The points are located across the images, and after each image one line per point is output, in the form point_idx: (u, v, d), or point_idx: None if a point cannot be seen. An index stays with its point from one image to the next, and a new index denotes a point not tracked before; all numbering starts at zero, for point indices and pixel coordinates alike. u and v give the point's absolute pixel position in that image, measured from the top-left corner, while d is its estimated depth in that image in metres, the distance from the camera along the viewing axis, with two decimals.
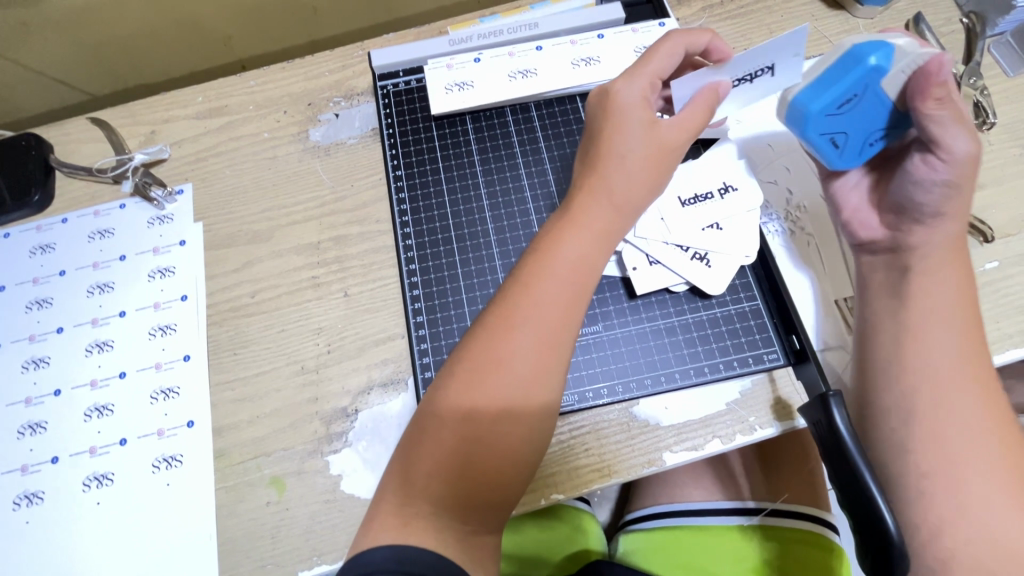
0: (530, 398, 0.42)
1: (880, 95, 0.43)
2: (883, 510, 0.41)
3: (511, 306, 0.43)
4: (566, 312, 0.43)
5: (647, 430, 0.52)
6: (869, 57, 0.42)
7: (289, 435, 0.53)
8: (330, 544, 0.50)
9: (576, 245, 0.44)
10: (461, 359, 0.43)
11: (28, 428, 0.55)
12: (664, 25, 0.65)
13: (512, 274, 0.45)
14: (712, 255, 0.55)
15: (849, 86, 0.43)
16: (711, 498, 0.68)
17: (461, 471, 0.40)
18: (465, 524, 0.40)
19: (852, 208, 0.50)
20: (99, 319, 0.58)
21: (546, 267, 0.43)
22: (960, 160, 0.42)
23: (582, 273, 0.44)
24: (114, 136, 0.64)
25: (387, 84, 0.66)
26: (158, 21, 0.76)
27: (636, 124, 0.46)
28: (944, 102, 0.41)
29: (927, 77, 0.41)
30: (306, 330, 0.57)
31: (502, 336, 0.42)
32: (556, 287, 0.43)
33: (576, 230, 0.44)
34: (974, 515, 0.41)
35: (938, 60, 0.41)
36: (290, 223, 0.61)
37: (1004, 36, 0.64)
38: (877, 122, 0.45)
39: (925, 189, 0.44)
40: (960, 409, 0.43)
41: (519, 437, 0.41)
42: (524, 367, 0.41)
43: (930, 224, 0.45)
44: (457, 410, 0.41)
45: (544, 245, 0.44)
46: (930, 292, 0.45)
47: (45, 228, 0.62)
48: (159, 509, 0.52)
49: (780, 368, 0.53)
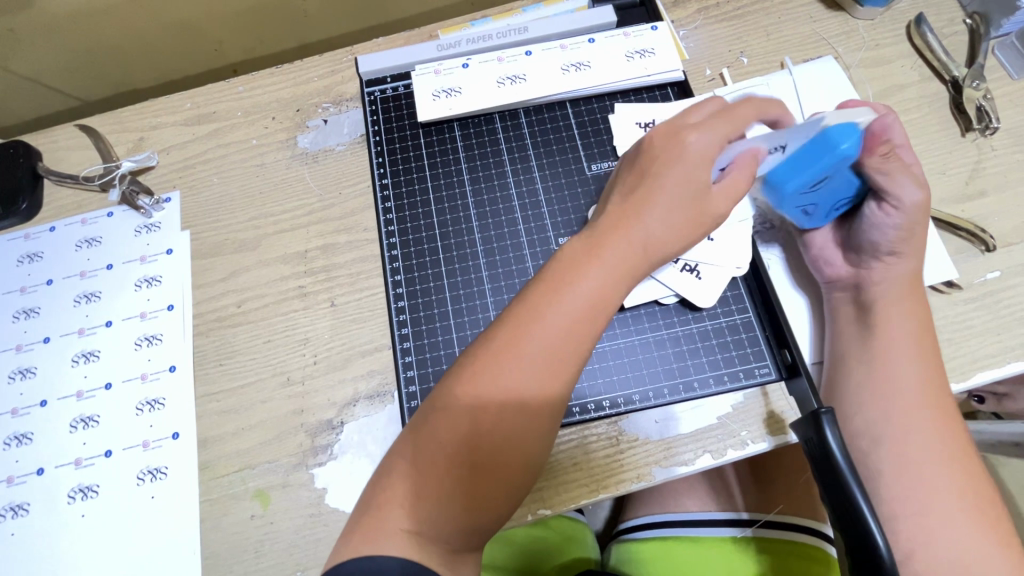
0: (532, 430, 0.41)
1: (846, 174, 0.47)
2: (873, 528, 0.39)
3: (522, 333, 0.41)
4: (577, 346, 0.41)
5: (637, 444, 0.51)
6: (844, 142, 0.45)
7: (274, 448, 0.53)
8: (314, 558, 0.50)
9: (600, 278, 0.42)
10: (462, 372, 0.41)
11: (15, 438, 0.55)
12: (657, 28, 0.63)
13: (529, 291, 0.43)
14: (702, 267, 0.54)
15: (826, 167, 0.46)
16: (706, 509, 0.66)
17: (451, 488, 0.39)
18: (449, 543, 0.39)
19: (820, 246, 0.53)
20: (86, 328, 0.58)
21: (566, 295, 0.42)
22: (910, 208, 0.47)
23: (601, 309, 0.42)
24: (101, 142, 0.64)
25: (374, 90, 0.65)
26: (147, 27, 0.75)
27: (684, 166, 0.44)
28: (887, 156, 0.47)
29: (873, 135, 0.47)
30: (291, 340, 0.56)
31: (512, 361, 0.40)
32: (572, 319, 0.41)
33: (602, 263, 0.43)
34: (937, 534, 0.43)
35: (880, 121, 0.48)
36: (277, 232, 0.60)
37: (1009, 37, 0.62)
38: (846, 191, 0.49)
39: (880, 231, 0.49)
40: (919, 432, 0.46)
41: (515, 463, 0.41)
42: (531, 399, 0.40)
43: (887, 261, 0.49)
44: (456, 434, 0.40)
45: (565, 271, 0.43)
46: (894, 316, 0.49)
47: (33, 237, 0.62)
48: (144, 521, 0.52)
49: (773, 383, 0.52)
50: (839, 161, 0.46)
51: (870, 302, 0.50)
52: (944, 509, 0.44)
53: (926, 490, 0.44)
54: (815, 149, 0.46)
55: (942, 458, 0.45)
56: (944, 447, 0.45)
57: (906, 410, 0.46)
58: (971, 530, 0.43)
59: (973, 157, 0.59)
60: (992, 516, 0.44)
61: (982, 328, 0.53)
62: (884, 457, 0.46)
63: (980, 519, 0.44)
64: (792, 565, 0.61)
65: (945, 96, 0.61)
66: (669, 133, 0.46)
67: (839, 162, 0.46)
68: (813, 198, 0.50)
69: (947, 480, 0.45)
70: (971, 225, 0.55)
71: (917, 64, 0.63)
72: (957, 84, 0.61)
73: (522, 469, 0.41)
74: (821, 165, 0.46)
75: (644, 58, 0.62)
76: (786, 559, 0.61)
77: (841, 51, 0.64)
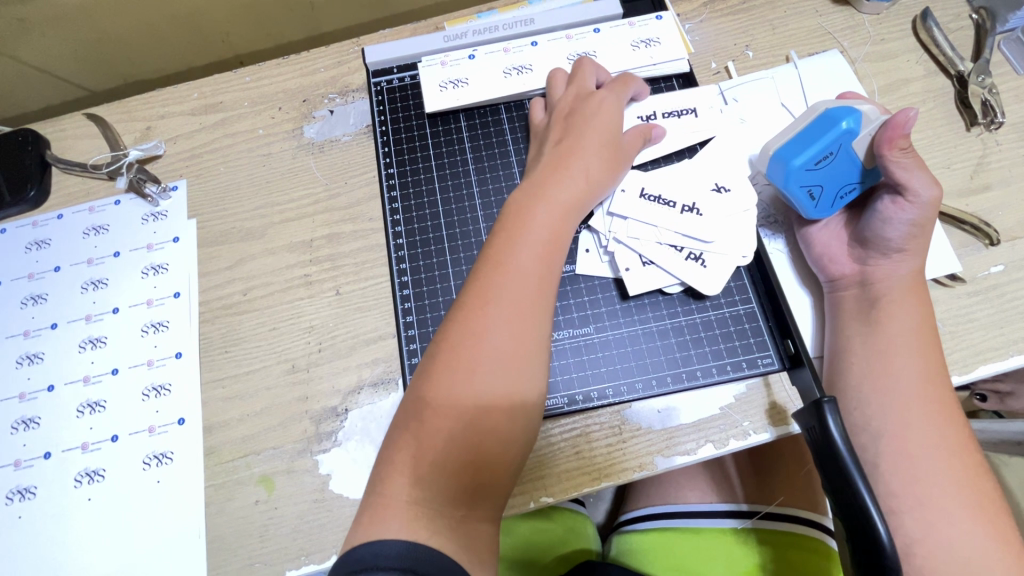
0: (517, 367, 0.42)
1: (851, 155, 0.49)
2: (864, 494, 0.40)
3: (486, 286, 0.44)
4: (541, 286, 0.45)
5: (639, 433, 0.51)
6: (844, 120, 0.49)
7: (279, 434, 0.53)
8: (318, 544, 0.50)
9: (545, 218, 0.48)
10: (441, 346, 0.43)
11: (22, 423, 0.56)
12: (662, 18, 0.64)
13: (483, 256, 0.47)
14: (706, 255, 0.54)
15: (830, 141, 0.49)
16: (706, 500, 0.67)
17: (458, 446, 0.40)
18: (458, 510, 0.39)
19: (824, 244, 0.53)
20: (93, 315, 0.59)
21: (514, 245, 0.46)
22: (926, 203, 0.47)
23: (553, 245, 0.47)
24: (111, 132, 0.65)
25: (381, 81, 0.65)
26: (152, 16, 0.75)
27: (588, 115, 0.54)
28: (907, 151, 0.47)
29: (894, 129, 0.46)
30: (296, 328, 0.57)
31: (479, 314, 0.43)
32: (530, 261, 0.45)
33: (542, 204, 0.48)
34: (939, 530, 0.43)
35: (904, 115, 0.46)
36: (283, 221, 0.60)
37: (1015, 33, 0.62)
38: (851, 176, 0.51)
39: (892, 226, 0.49)
40: (921, 425, 0.46)
41: (509, 401, 0.42)
42: (506, 340, 0.43)
43: (896, 256, 0.50)
44: (448, 397, 0.41)
45: (515, 223, 0.47)
46: (899, 312, 0.49)
47: (41, 224, 0.62)
48: (149, 504, 0.52)
49: (775, 373, 0.53)
50: (843, 138, 0.49)
51: (873, 299, 0.50)
52: (943, 501, 0.44)
53: (927, 482, 0.45)
54: (822, 125, 0.50)
55: (943, 450, 0.45)
56: (947, 440, 0.46)
57: (907, 405, 0.47)
58: (972, 520, 0.44)
59: (978, 151, 0.59)
60: (992, 508, 0.44)
61: (986, 321, 0.53)
62: (885, 452, 0.46)
63: (981, 515, 0.44)
64: (790, 556, 0.61)
65: (949, 91, 0.61)
66: (576, 102, 0.55)
67: (842, 138, 0.49)
68: (818, 177, 0.51)
69: (948, 471, 0.45)
70: (975, 218, 0.55)
71: (922, 59, 0.63)
72: (963, 79, 0.61)
73: (519, 420, 0.42)
74: (823, 140, 0.49)
75: (649, 47, 0.62)
76: (784, 551, 0.61)
77: (846, 46, 0.64)
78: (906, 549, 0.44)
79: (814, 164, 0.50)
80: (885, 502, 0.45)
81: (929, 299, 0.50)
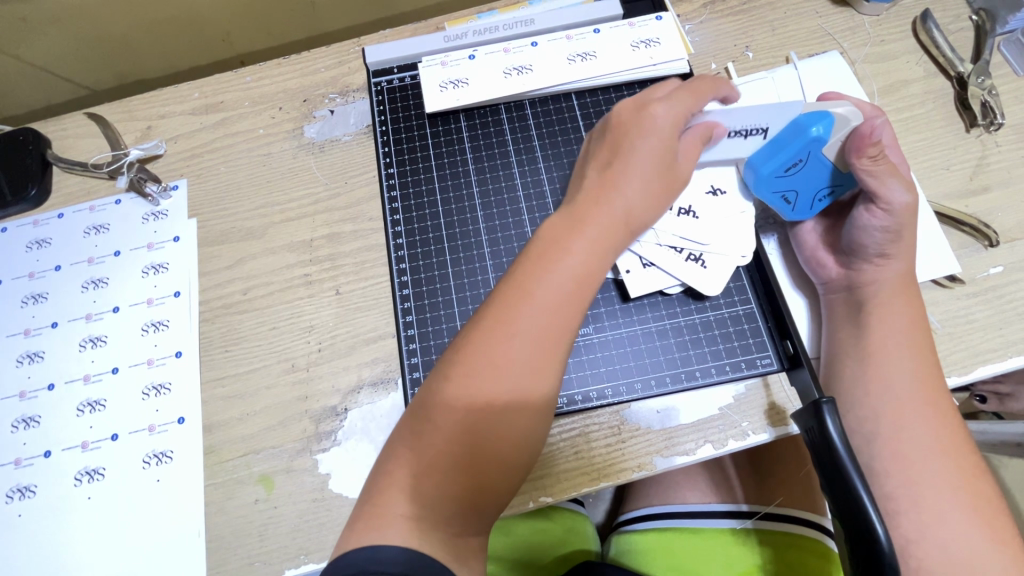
0: (529, 407, 0.42)
1: (821, 160, 0.49)
2: (866, 504, 0.39)
3: (510, 312, 0.42)
4: (564, 326, 0.43)
5: (638, 433, 0.51)
6: (814, 126, 0.48)
7: (279, 433, 0.53)
8: (317, 543, 0.50)
9: (581, 252, 0.44)
10: (457, 360, 0.42)
11: (23, 422, 0.56)
12: (662, 18, 0.63)
13: (512, 274, 0.44)
14: (706, 255, 0.54)
15: (798, 150, 0.49)
16: (706, 500, 0.68)
17: (454, 460, 0.40)
18: (452, 524, 0.39)
19: (811, 248, 0.54)
20: (93, 314, 0.59)
21: (546, 271, 0.43)
22: (899, 212, 0.47)
23: (586, 283, 0.44)
24: (109, 130, 0.65)
25: (381, 81, 0.65)
26: (153, 16, 0.76)
27: (655, 136, 0.47)
28: (877, 159, 0.47)
29: (860, 139, 0.46)
30: (296, 327, 0.57)
31: (501, 340, 0.42)
32: (557, 295, 0.43)
33: (581, 235, 0.45)
34: (937, 532, 0.43)
35: (869, 124, 0.46)
36: (284, 220, 0.61)
37: (1015, 34, 0.62)
38: (823, 180, 0.51)
39: (868, 234, 0.49)
40: (919, 427, 0.46)
41: (516, 437, 0.41)
42: (545, 387, 0.42)
43: (878, 262, 0.50)
44: (451, 410, 0.41)
45: (549, 247, 0.44)
46: (886, 317, 0.49)
47: (42, 223, 0.62)
48: (148, 503, 0.52)
49: (774, 373, 0.53)
50: (812, 145, 0.49)
51: (860, 303, 0.50)
52: (940, 503, 0.44)
53: (925, 484, 0.45)
54: (790, 132, 0.50)
55: (941, 451, 0.45)
56: (945, 442, 0.46)
57: (906, 407, 0.46)
58: (969, 521, 0.44)
59: (978, 151, 0.59)
60: (990, 509, 0.44)
61: (985, 322, 0.53)
62: (884, 454, 0.46)
63: (979, 517, 0.44)
64: (792, 556, 0.61)
65: (949, 92, 0.62)
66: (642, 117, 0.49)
67: (811, 145, 0.49)
68: (790, 184, 0.52)
69: (945, 473, 0.45)
70: (975, 219, 0.55)
71: (922, 60, 0.63)
72: (962, 80, 0.61)
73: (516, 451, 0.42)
74: (791, 149, 0.50)
75: (649, 47, 0.62)
76: (785, 552, 0.61)
77: (846, 47, 0.64)
78: (904, 552, 0.44)
79: (785, 171, 0.51)
80: (881, 503, 0.45)
81: (919, 303, 0.50)
